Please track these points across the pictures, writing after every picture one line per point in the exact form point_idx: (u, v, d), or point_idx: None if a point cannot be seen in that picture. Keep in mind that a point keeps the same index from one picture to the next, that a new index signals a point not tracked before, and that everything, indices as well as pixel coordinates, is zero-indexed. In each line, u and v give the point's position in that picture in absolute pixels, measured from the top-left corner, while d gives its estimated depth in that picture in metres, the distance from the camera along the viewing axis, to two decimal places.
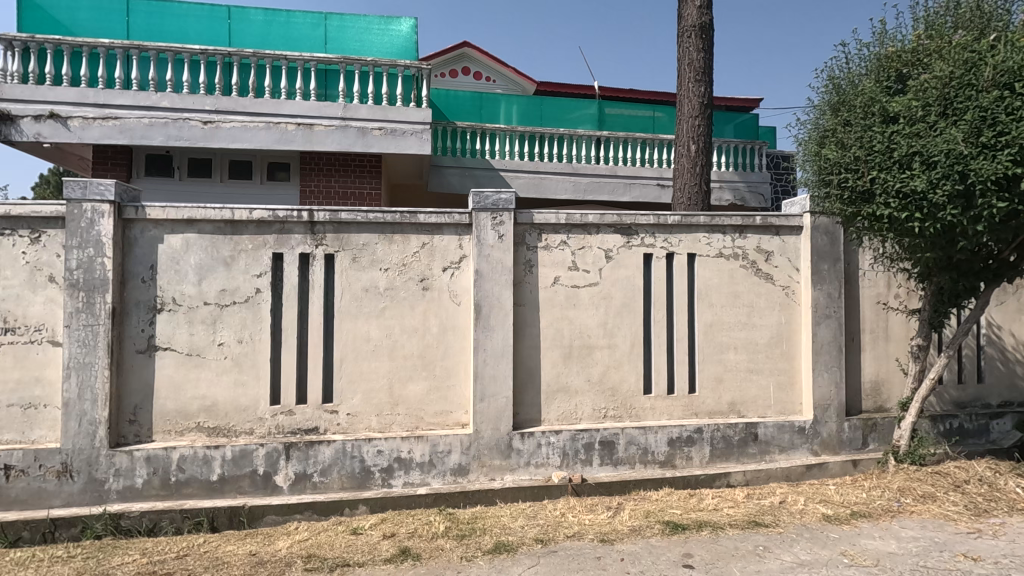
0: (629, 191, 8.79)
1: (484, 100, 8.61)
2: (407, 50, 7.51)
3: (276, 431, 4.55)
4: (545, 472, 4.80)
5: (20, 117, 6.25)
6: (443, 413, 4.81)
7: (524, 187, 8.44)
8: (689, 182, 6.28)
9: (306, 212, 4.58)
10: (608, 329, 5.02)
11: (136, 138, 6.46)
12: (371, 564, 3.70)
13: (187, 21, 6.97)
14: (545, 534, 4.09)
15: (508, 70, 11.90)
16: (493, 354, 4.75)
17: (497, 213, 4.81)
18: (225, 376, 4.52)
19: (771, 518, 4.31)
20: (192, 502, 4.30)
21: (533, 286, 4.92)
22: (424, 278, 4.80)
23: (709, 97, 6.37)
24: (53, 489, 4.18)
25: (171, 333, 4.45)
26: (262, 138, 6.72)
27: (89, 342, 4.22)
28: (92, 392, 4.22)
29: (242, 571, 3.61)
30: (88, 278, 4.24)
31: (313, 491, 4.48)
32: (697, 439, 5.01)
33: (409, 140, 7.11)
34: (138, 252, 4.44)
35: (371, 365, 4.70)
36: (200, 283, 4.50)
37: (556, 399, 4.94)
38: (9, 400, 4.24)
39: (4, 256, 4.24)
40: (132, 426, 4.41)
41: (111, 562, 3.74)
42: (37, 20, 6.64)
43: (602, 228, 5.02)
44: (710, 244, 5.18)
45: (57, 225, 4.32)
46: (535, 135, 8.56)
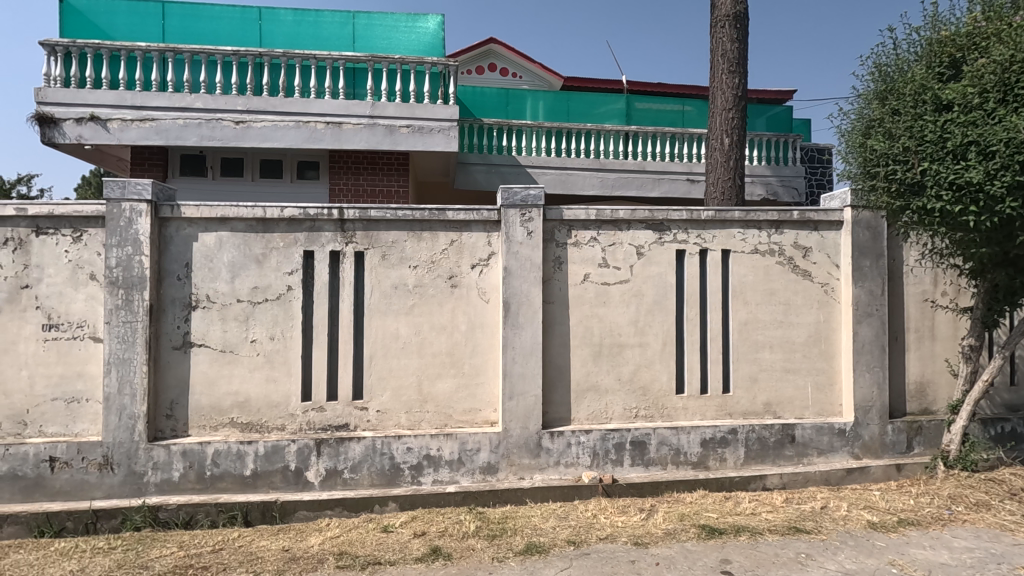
0: (658, 186, 8.63)
1: (510, 96, 8.56)
2: (434, 46, 7.49)
3: (307, 428, 4.59)
4: (575, 472, 4.74)
5: (63, 120, 6.44)
6: (472, 411, 4.79)
7: (552, 183, 8.35)
8: (723, 176, 6.10)
9: (336, 210, 4.60)
10: (639, 328, 4.92)
11: (172, 139, 6.60)
12: (402, 563, 3.69)
13: (220, 22, 7.09)
14: (577, 536, 4.02)
15: (535, 66, 11.82)
16: (522, 352, 4.70)
17: (526, 209, 4.75)
18: (257, 373, 4.57)
19: (813, 525, 4.17)
20: (227, 496, 4.37)
21: (563, 283, 4.85)
22: (453, 276, 4.77)
23: (744, 88, 6.17)
24: (95, 481, 4.30)
25: (205, 330, 4.53)
26: (292, 136, 6.80)
27: (128, 338, 4.32)
28: (131, 387, 4.32)
29: (276, 567, 3.64)
30: (127, 276, 4.34)
31: (343, 487, 4.51)
32: (731, 440, 4.89)
33: (436, 138, 7.10)
34: (173, 250, 4.51)
35: (400, 363, 4.70)
36: (233, 281, 4.56)
37: (586, 398, 4.86)
38: (53, 394, 4.37)
39: (48, 254, 4.37)
40: (169, 421, 4.49)
41: (150, 554, 3.81)
42: (78, 26, 6.84)
43: (633, 224, 4.92)
44: (745, 240, 5.02)
45: (98, 225, 4.42)
46: (562, 131, 8.46)
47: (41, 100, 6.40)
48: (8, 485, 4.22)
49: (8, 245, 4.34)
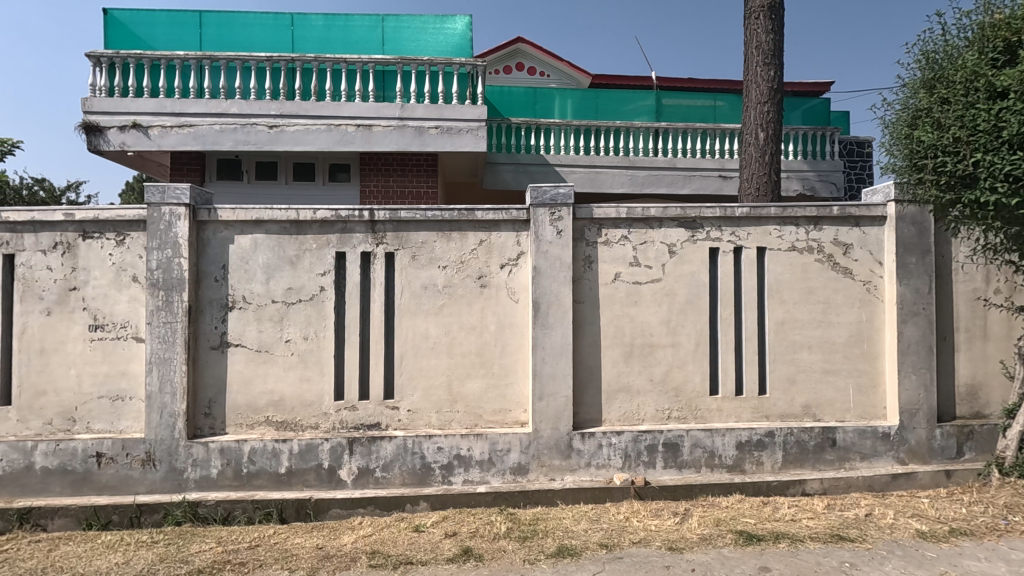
0: (689, 183, 8.47)
1: (538, 95, 8.49)
2: (462, 47, 7.51)
3: (340, 426, 4.65)
4: (606, 473, 4.68)
5: (107, 128, 6.69)
6: (502, 411, 4.77)
7: (580, 182, 8.28)
8: (757, 171, 5.93)
9: (366, 212, 4.66)
10: (672, 327, 4.82)
11: (209, 144, 6.78)
12: (434, 563, 3.70)
13: (254, 30, 7.25)
14: (609, 539, 3.96)
15: (562, 65, 11.77)
16: (552, 352, 4.66)
17: (556, 208, 4.70)
18: (292, 372, 4.65)
19: (857, 533, 4.01)
20: (263, 493, 4.46)
21: (593, 282, 4.79)
22: (482, 276, 4.76)
23: (780, 81, 5.99)
24: (138, 476, 4.44)
25: (242, 330, 4.63)
26: (324, 139, 6.91)
27: (169, 338, 4.46)
28: (171, 386, 4.45)
29: (310, 565, 3.68)
30: (167, 278, 4.47)
31: (375, 486, 4.56)
32: (768, 443, 4.75)
33: (465, 138, 7.10)
34: (211, 252, 4.62)
35: (430, 362, 4.72)
36: (268, 282, 4.65)
37: (617, 399, 4.79)
38: (100, 391, 4.53)
39: (94, 258, 4.54)
40: (208, 419, 4.60)
41: (190, 549, 3.91)
42: (120, 37, 7.08)
43: (665, 222, 4.83)
44: (782, 237, 4.87)
45: (139, 228, 4.56)
46: (591, 129, 8.37)
47: (88, 110, 6.67)
48: (58, 479, 4.40)
49: (57, 248, 4.52)
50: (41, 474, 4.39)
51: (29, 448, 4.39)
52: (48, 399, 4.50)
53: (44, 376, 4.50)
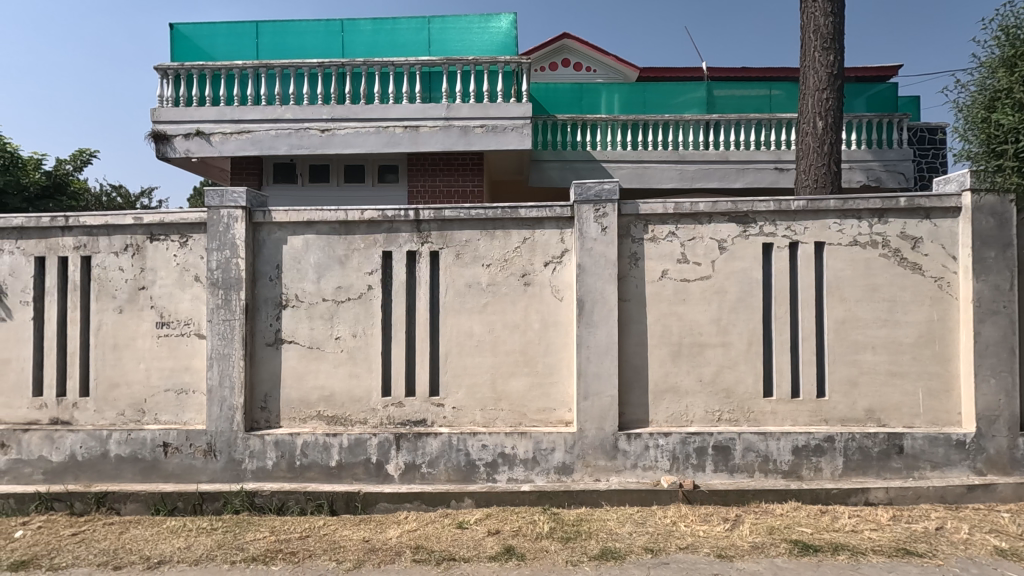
0: (742, 176, 8.16)
1: (584, 90, 8.37)
2: (507, 46, 7.51)
3: (388, 422, 4.75)
4: (653, 475, 4.56)
5: (173, 136, 7.09)
6: (546, 410, 4.73)
7: (627, 178, 8.13)
8: (815, 162, 5.63)
9: (412, 212, 4.73)
10: (722, 327, 4.65)
11: (265, 149, 7.07)
12: (476, 560, 3.71)
13: (306, 37, 7.50)
14: (655, 543, 3.86)
15: (609, 59, 11.61)
16: (597, 351, 4.59)
17: (601, 204, 4.62)
18: (341, 368, 4.78)
19: (926, 547, 3.75)
20: (314, 485, 4.61)
21: (639, 280, 4.68)
22: (526, 274, 4.74)
23: (840, 66, 5.66)
24: (201, 466, 4.68)
25: (294, 328, 4.80)
26: (372, 142, 7.08)
27: (228, 335, 4.67)
28: (230, 380, 4.67)
29: (356, 557, 3.78)
30: (226, 277, 4.68)
31: (421, 481, 4.63)
32: (827, 449, 4.51)
33: (510, 136, 7.09)
34: (266, 253, 4.81)
35: (475, 360, 4.74)
36: (319, 281, 4.80)
37: (664, 400, 4.67)
38: (166, 385, 4.80)
39: (160, 259, 4.81)
40: (263, 413, 4.80)
41: (245, 537, 4.09)
42: (185, 49, 7.48)
43: (715, 217, 4.66)
44: (842, 231, 4.61)
45: (201, 230, 4.80)
46: (638, 123, 8.20)
47: (156, 119, 7.09)
48: (130, 466, 4.70)
49: (128, 250, 4.83)
50: (115, 461, 4.70)
51: (104, 436, 4.71)
52: (121, 390, 4.82)
53: (117, 369, 4.82)
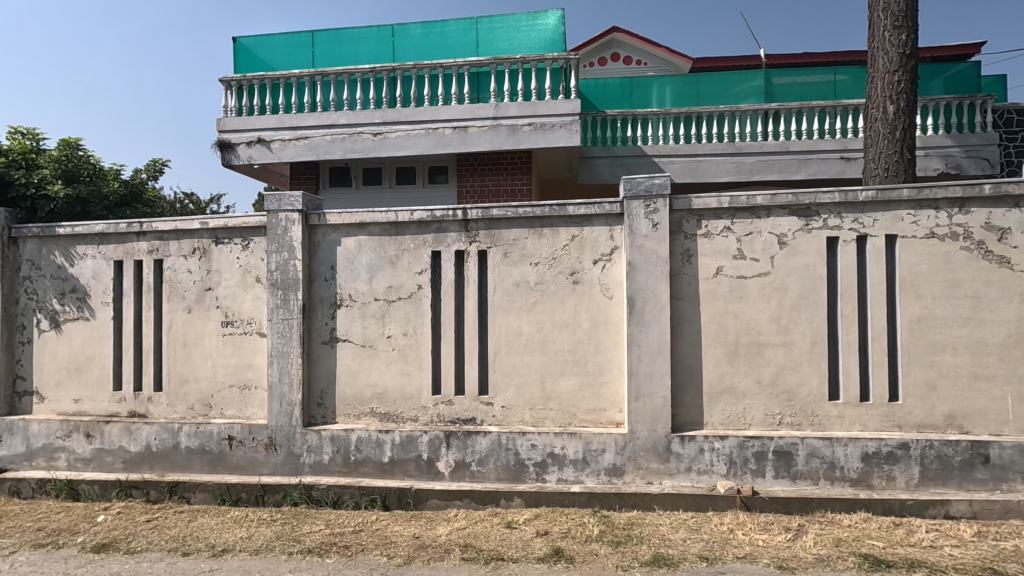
0: (804, 167, 7.75)
1: (634, 84, 8.15)
2: (555, 42, 7.44)
3: (438, 419, 4.80)
4: (708, 480, 4.40)
5: (237, 144, 7.45)
6: (597, 411, 4.64)
7: (680, 172, 7.89)
8: (885, 149, 5.26)
9: (460, 212, 4.75)
10: (783, 326, 4.42)
11: (321, 153, 7.32)
12: (525, 561, 3.69)
13: (359, 44, 7.71)
14: (710, 552, 3.71)
15: (659, 51, 11.33)
16: (648, 351, 4.47)
17: (651, 200, 4.50)
18: (393, 366, 4.87)
19: (1016, 568, 3.43)
20: (368, 480, 4.73)
21: (692, 277, 4.52)
22: (575, 272, 4.68)
23: (914, 45, 5.26)
24: (263, 459, 4.89)
25: (348, 327, 4.93)
26: (423, 143, 7.19)
27: (286, 333, 4.86)
28: (289, 377, 4.85)
29: (407, 553, 3.83)
30: (284, 278, 4.87)
31: (471, 479, 4.66)
32: (901, 457, 4.20)
33: (558, 133, 7.02)
34: (321, 254, 4.97)
35: (524, 360, 4.72)
36: (371, 281, 4.90)
37: (720, 402, 4.49)
38: (231, 380, 5.05)
39: (225, 261, 5.06)
40: (320, 409, 4.95)
41: (302, 529, 4.23)
42: (246, 61, 7.85)
43: (774, 211, 4.44)
44: (917, 223, 4.28)
45: (261, 233, 5.01)
46: (692, 116, 7.94)
47: (222, 129, 7.48)
48: (199, 457, 4.97)
49: (195, 253, 5.10)
50: (185, 452, 4.99)
51: (175, 429, 5.00)
52: (190, 386, 5.10)
53: (187, 366, 5.11)
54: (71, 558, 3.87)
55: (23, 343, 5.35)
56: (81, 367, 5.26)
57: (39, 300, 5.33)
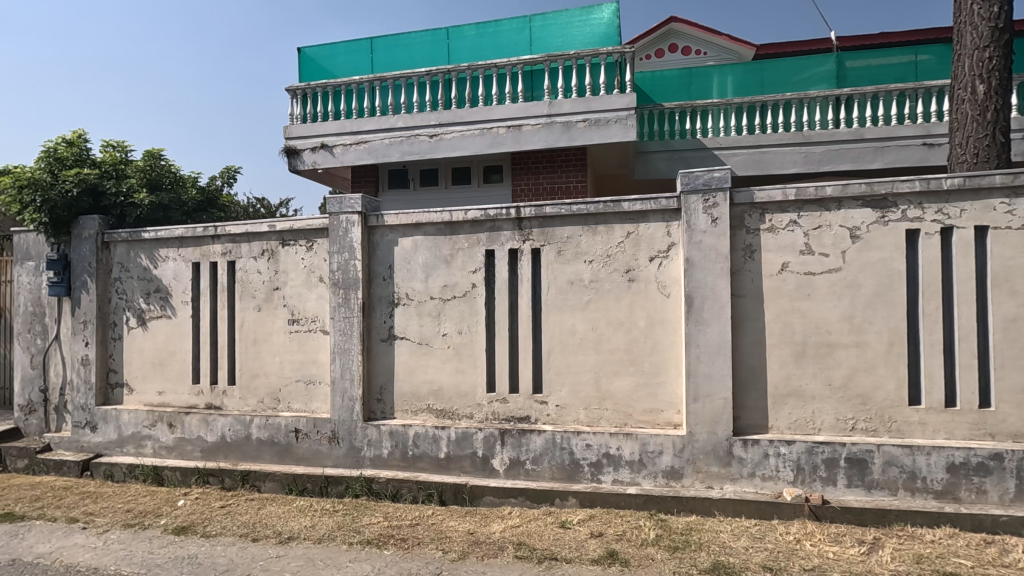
0: (880, 155, 7.25)
1: (693, 75, 7.89)
2: (609, 36, 7.31)
3: (493, 417, 4.83)
4: (774, 487, 4.20)
5: (302, 150, 7.79)
6: (653, 412, 4.53)
7: (743, 165, 7.58)
8: (974, 133, 4.82)
9: (513, 210, 4.77)
10: (856, 325, 4.15)
11: (380, 156, 7.53)
12: (578, 562, 3.65)
13: (415, 48, 7.88)
14: (774, 562, 3.54)
15: (721, 39, 10.92)
16: (708, 351, 4.31)
17: (710, 194, 4.33)
18: (448, 364, 4.95)
19: None
20: (425, 475, 4.83)
21: (755, 274, 4.32)
22: (630, 270, 4.58)
23: (1007, 17, 4.81)
24: (326, 451, 5.10)
25: (406, 325, 5.04)
26: (477, 143, 7.26)
27: (348, 331, 5.03)
28: (350, 373, 5.02)
29: (462, 548, 3.89)
30: (345, 277, 5.05)
31: (526, 478, 4.66)
32: (994, 468, 3.85)
33: (613, 129, 6.89)
34: (379, 254, 5.11)
35: (578, 359, 4.67)
36: (427, 280, 5.00)
37: (787, 404, 4.27)
38: (297, 376, 5.29)
39: (291, 262, 5.31)
40: (380, 404, 5.10)
41: (362, 521, 4.38)
42: (311, 70, 8.20)
43: (846, 202, 4.17)
44: (1011, 212, 3.91)
45: (323, 235, 5.22)
46: (755, 105, 7.59)
47: (289, 136, 7.84)
48: (268, 449, 5.25)
49: (264, 255, 5.38)
50: (256, 443, 5.28)
51: (247, 421, 5.30)
52: (260, 380, 5.39)
53: (257, 362, 5.40)
54: (155, 539, 4.18)
55: (115, 340, 5.83)
56: (164, 361, 5.67)
57: (128, 300, 5.79)
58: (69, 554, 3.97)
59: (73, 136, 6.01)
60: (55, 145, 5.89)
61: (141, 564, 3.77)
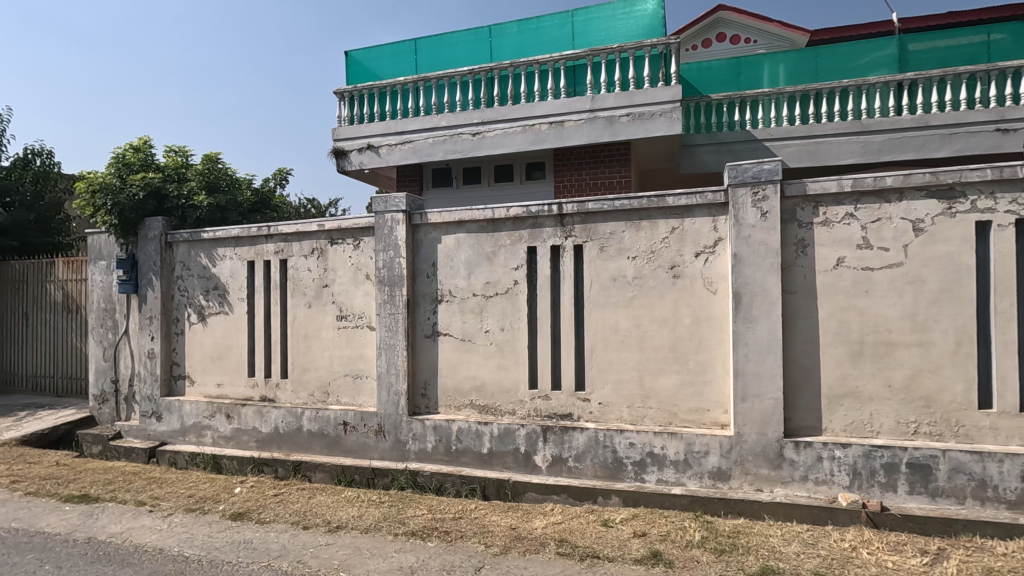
0: (948, 143, 6.81)
1: (742, 65, 7.63)
2: (654, 27, 7.15)
3: (535, 414, 4.84)
4: (828, 491, 4.04)
5: (349, 151, 8.00)
6: (699, 411, 4.42)
7: (795, 156, 7.28)
8: None
9: (555, 206, 4.75)
10: (918, 323, 3.93)
11: (424, 156, 7.65)
12: (621, 561, 3.61)
13: (458, 48, 7.95)
14: (827, 569, 3.39)
15: (771, 26, 10.53)
16: (757, 349, 4.17)
17: (759, 186, 4.19)
18: (491, 360, 4.98)
19: None
20: (469, 469, 4.89)
21: (808, 270, 4.15)
22: (675, 266, 4.48)
23: None
24: (373, 444, 5.23)
25: (449, 321, 5.11)
26: (520, 141, 7.26)
27: (393, 327, 5.14)
28: (395, 368, 5.14)
29: (504, 542, 3.92)
30: (390, 275, 5.16)
31: (569, 475, 4.65)
32: None
33: (658, 122, 6.76)
34: (423, 251, 5.20)
35: (621, 356, 4.62)
36: (469, 277, 5.05)
37: (842, 406, 4.09)
38: (345, 370, 5.45)
39: (339, 260, 5.47)
40: (424, 399, 5.19)
41: (406, 513, 4.48)
42: (357, 73, 8.41)
43: (908, 194, 3.95)
44: None
45: (369, 234, 5.35)
46: (809, 94, 7.26)
47: (337, 138, 8.08)
48: (318, 440, 5.43)
49: (314, 253, 5.57)
50: (307, 435, 5.47)
51: (299, 413, 5.50)
52: (310, 374, 5.58)
53: (307, 357, 5.59)
54: (214, 523, 4.41)
55: (178, 334, 6.17)
56: (222, 355, 5.95)
57: (189, 296, 6.11)
58: (137, 534, 4.23)
59: (139, 142, 6.41)
60: (123, 151, 6.34)
61: (201, 547, 3.98)
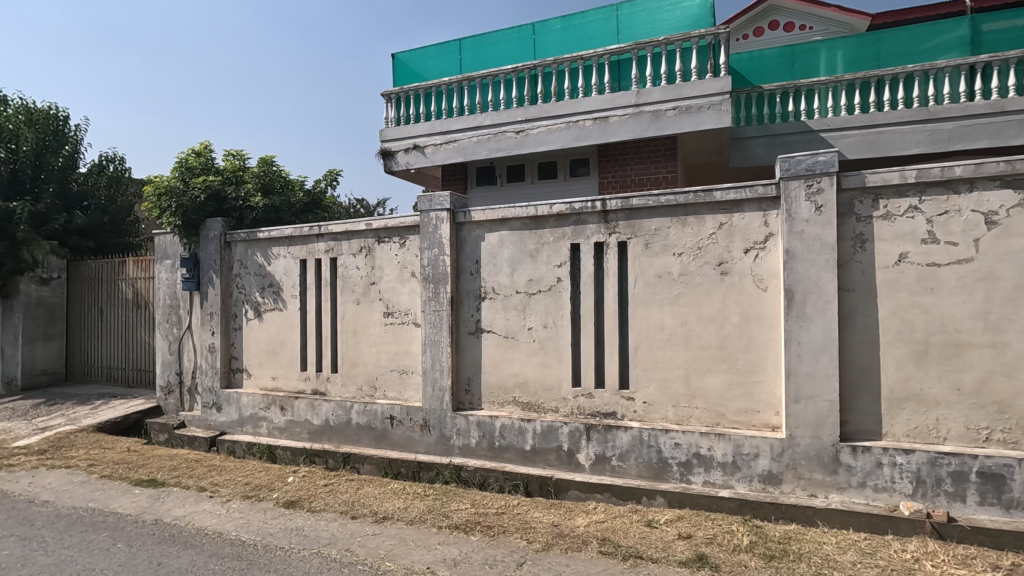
0: None
1: (797, 53, 7.32)
2: (702, 17, 6.96)
3: (578, 412, 4.82)
4: (888, 499, 3.84)
5: (396, 151, 8.18)
6: (748, 412, 4.28)
7: (854, 147, 6.94)
8: None
9: (599, 203, 4.70)
10: (991, 323, 3.67)
11: (468, 154, 7.73)
12: (665, 562, 3.55)
13: (502, 46, 7.97)
14: None
15: (829, 11, 10.06)
16: (811, 348, 4.01)
17: (814, 179, 4.01)
18: (534, 357, 4.99)
19: None
20: (512, 466, 4.92)
21: (867, 266, 3.95)
22: (723, 263, 4.35)
23: None
24: (418, 438, 5.34)
25: (492, 318, 5.15)
26: (563, 137, 7.22)
27: (438, 323, 5.23)
28: (440, 364, 5.22)
29: (546, 539, 3.92)
30: (435, 272, 5.25)
31: (612, 474, 4.60)
32: None
33: (706, 115, 6.58)
34: (467, 249, 5.25)
35: (667, 355, 4.53)
36: (512, 274, 5.07)
37: (904, 410, 3.87)
38: (392, 365, 5.58)
39: (386, 258, 5.60)
40: (468, 395, 5.25)
41: (450, 506, 4.55)
42: (404, 75, 8.57)
43: (979, 184, 3.69)
44: None
45: (415, 232, 5.46)
46: (870, 81, 6.89)
47: (384, 139, 8.27)
48: (366, 433, 5.59)
49: (362, 251, 5.72)
50: (356, 428, 5.64)
51: (348, 406, 5.67)
52: (359, 368, 5.75)
53: (356, 352, 5.76)
54: (269, 510, 4.61)
55: (236, 329, 6.47)
56: (276, 350, 6.21)
57: (246, 293, 6.40)
58: (199, 518, 4.48)
59: (200, 148, 6.75)
60: (186, 156, 6.67)
61: (257, 532, 4.17)
